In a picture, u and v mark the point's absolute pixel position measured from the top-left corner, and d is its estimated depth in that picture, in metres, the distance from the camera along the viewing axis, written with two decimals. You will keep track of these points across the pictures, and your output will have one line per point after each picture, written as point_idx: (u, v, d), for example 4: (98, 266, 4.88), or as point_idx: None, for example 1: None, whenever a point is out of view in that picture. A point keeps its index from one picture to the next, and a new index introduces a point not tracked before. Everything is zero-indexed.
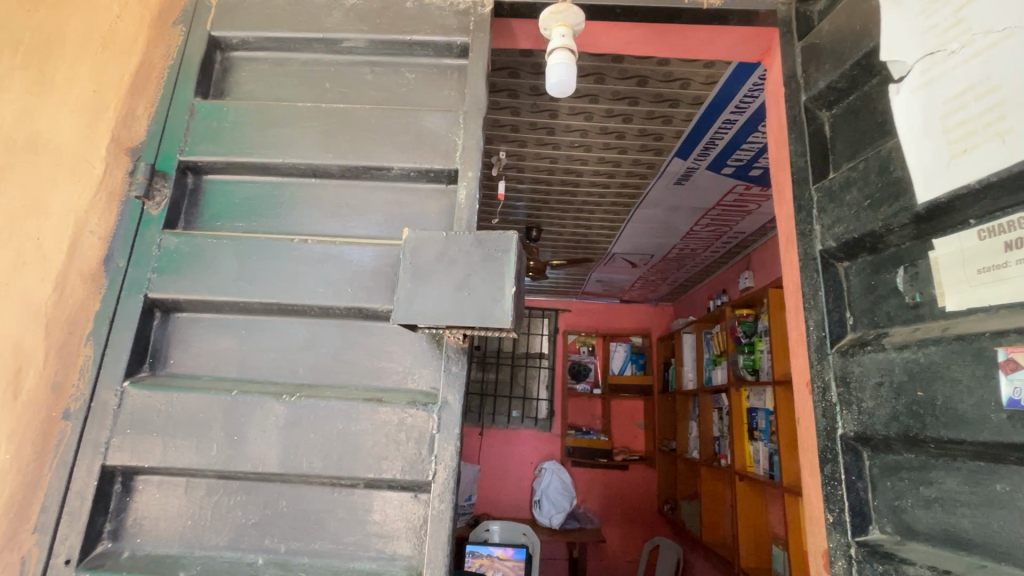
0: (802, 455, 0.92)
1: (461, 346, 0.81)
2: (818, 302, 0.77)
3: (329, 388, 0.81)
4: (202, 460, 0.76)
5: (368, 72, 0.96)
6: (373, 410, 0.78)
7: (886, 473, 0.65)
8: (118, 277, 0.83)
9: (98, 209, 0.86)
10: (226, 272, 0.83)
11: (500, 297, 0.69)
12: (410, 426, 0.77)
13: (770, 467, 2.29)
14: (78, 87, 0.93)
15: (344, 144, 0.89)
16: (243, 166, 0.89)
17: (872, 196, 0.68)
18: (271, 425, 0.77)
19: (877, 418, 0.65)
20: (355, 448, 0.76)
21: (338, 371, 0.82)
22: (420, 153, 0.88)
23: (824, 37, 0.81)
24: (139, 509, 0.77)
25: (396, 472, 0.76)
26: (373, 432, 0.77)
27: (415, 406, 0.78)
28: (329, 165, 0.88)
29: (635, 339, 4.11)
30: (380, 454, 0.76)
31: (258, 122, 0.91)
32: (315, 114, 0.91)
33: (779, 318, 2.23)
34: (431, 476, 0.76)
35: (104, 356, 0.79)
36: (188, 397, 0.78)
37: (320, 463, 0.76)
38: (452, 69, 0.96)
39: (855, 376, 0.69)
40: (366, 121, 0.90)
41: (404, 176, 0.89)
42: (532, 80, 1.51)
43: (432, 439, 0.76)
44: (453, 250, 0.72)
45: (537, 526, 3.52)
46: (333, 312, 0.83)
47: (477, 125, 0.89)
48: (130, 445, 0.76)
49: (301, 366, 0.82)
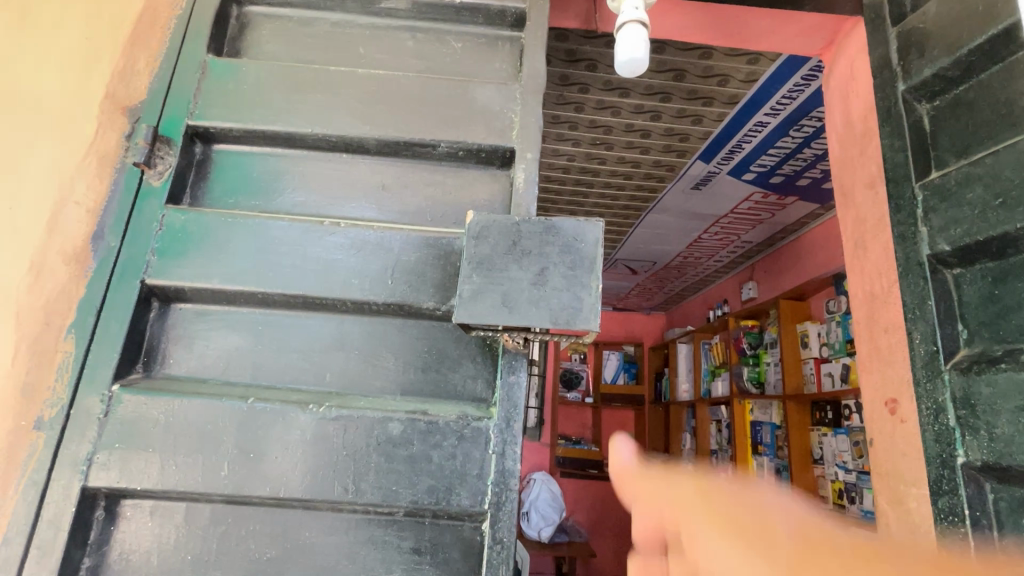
0: (877, 480, 0.84)
1: (518, 350, 0.68)
2: (925, 312, 0.68)
3: (361, 397, 0.68)
4: (209, 483, 0.62)
5: (408, 38, 0.85)
6: (417, 425, 0.65)
7: (1019, 509, 0.56)
8: (108, 258, 0.69)
9: (84, 176, 0.72)
10: (241, 256, 0.70)
11: (584, 295, 0.59)
12: (460, 444, 0.65)
13: (777, 483, 2.23)
14: (65, 34, 0.78)
15: (383, 115, 0.77)
16: (263, 136, 0.76)
17: (1006, 194, 0.60)
18: (294, 441, 0.64)
19: (1017, 447, 0.56)
20: (395, 470, 0.64)
21: (373, 378, 0.69)
22: (471, 129, 0.77)
23: (930, 21, 0.73)
24: (126, 541, 0.63)
25: (443, 499, 0.63)
26: (416, 452, 0.64)
27: (466, 420, 0.65)
28: (365, 138, 0.76)
29: (627, 348, 4.00)
30: (425, 477, 0.64)
31: (282, 83, 0.78)
32: (348, 79, 0.78)
33: (790, 331, 2.18)
34: (486, 504, 0.64)
35: (89, 353, 0.65)
36: (192, 405, 0.64)
37: (353, 488, 0.63)
38: (503, 40, 0.86)
39: (983, 398, 0.60)
40: (408, 90, 0.78)
41: (451, 156, 0.78)
42: (563, 68, 1.41)
43: (487, 460, 0.64)
44: (526, 237, 0.61)
45: (526, 539, 3.39)
46: (368, 308, 0.70)
47: (536, 102, 0.78)
48: (118, 463, 0.62)
49: (329, 371, 0.69)
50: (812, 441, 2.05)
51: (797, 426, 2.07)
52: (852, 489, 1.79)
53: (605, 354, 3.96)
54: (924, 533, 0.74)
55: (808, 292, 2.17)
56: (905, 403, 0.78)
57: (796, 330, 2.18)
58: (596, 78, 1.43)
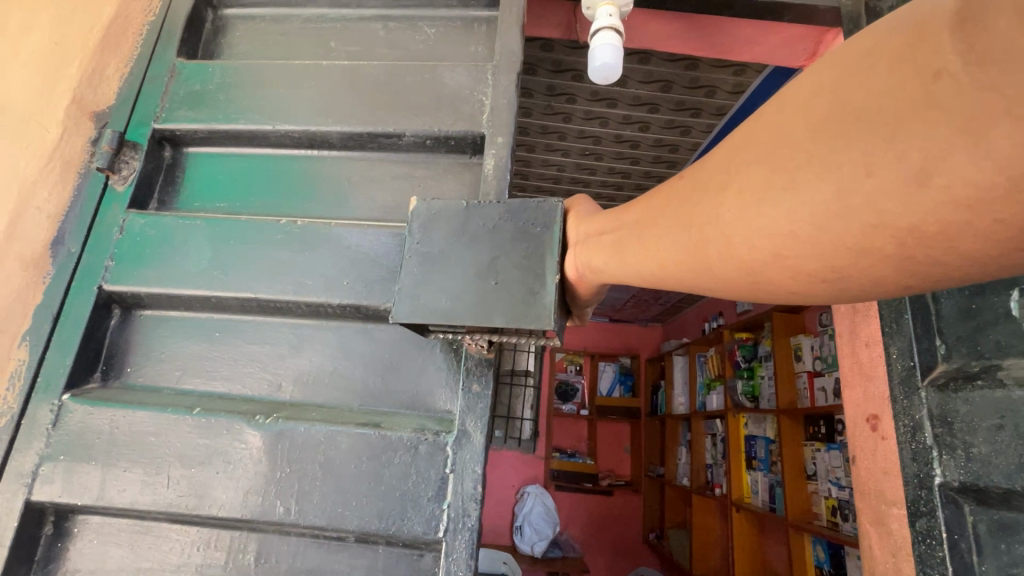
0: (860, 500, 0.82)
1: (483, 356, 0.66)
2: (903, 325, 0.67)
3: (318, 408, 0.66)
4: (152, 500, 0.60)
5: (379, 28, 0.83)
6: (368, 439, 0.62)
7: (996, 533, 0.53)
8: (67, 264, 0.68)
9: (48, 181, 0.71)
10: (198, 258, 0.69)
11: (540, 288, 0.56)
12: (417, 462, 0.61)
13: (771, 499, 2.18)
14: (39, 40, 0.78)
15: (348, 107, 0.75)
16: (228, 136, 0.75)
17: None
18: (241, 457, 0.61)
19: (993, 467, 0.54)
20: (343, 489, 0.60)
21: (331, 387, 0.67)
22: (436, 115, 0.73)
23: None
24: (75, 556, 0.61)
25: (396, 524, 0.60)
26: (366, 470, 0.61)
27: (423, 434, 0.62)
28: (328, 131, 0.74)
29: (623, 360, 3.98)
30: (377, 499, 0.60)
31: (247, 83, 0.76)
32: (315, 71, 0.77)
33: (784, 345, 2.16)
34: (443, 532, 0.59)
35: (42, 361, 0.63)
36: (137, 417, 0.62)
37: (300, 509, 0.60)
38: (479, 22, 0.82)
39: (960, 416, 0.58)
40: (374, 79, 0.76)
41: (417, 145, 0.75)
42: (549, 78, 1.41)
43: (445, 480, 0.61)
44: (474, 226, 0.59)
45: (518, 553, 3.34)
46: (326, 312, 0.68)
47: (507, 79, 0.73)
48: (62, 476, 0.60)
49: (287, 380, 0.67)
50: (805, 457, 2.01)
51: (791, 440, 2.04)
52: (846, 507, 1.75)
53: (602, 365, 3.93)
54: (905, 556, 0.71)
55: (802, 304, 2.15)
56: (885, 420, 0.76)
57: (789, 344, 2.16)
58: (583, 88, 1.43)
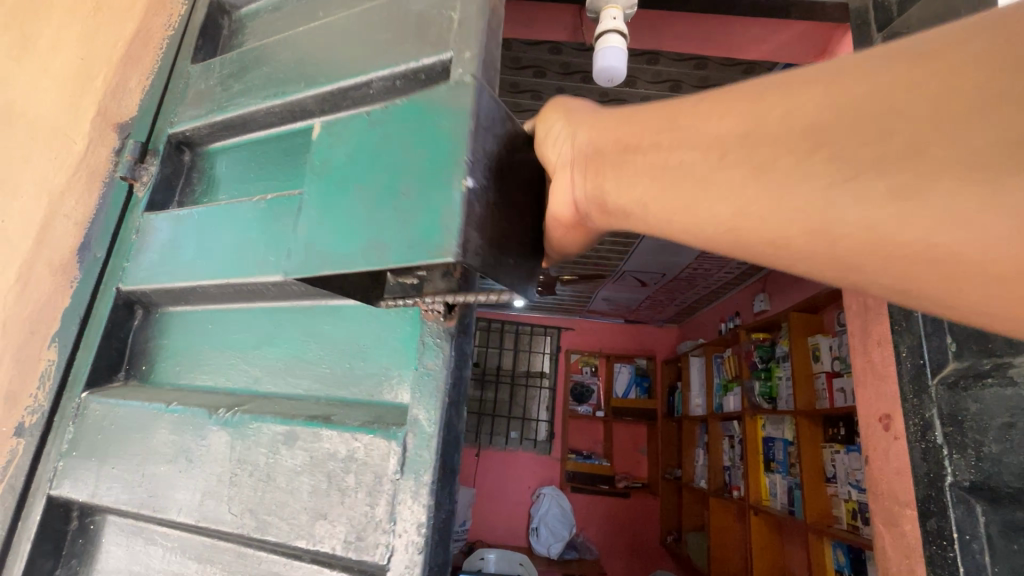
0: (874, 501, 0.81)
1: (444, 327, 0.48)
2: (913, 324, 0.66)
3: (279, 399, 0.57)
4: (131, 498, 0.58)
5: None
6: (313, 435, 0.50)
7: (1008, 536, 0.52)
8: (94, 268, 0.71)
9: (76, 190, 0.75)
10: (184, 249, 0.66)
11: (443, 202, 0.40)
12: (359, 465, 0.47)
13: (789, 503, 2.15)
14: (66, 54, 0.82)
15: (317, 66, 0.62)
16: (222, 127, 0.73)
17: None
18: (200, 454, 0.56)
19: (1005, 467, 0.53)
20: (283, 496, 0.50)
21: (294, 375, 0.58)
22: (402, 46, 0.56)
23: (914, 25, 0.71)
24: (96, 552, 0.64)
25: (334, 544, 0.46)
26: (306, 473, 0.49)
27: (366, 429, 0.47)
28: (304, 98, 0.63)
29: (640, 361, 3.96)
30: (315, 510, 0.48)
31: (236, 72, 0.72)
32: (291, 41, 0.68)
33: (801, 345, 2.13)
34: (382, 560, 0.44)
35: (71, 360, 0.67)
36: (126, 410, 0.62)
37: (243, 515, 0.52)
38: None
39: (970, 414, 0.57)
40: (342, 29, 0.63)
41: (388, 91, 0.57)
42: (558, 80, 1.43)
43: (391, 490, 0.45)
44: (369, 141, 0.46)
45: (535, 555, 3.35)
46: (291, 289, 0.59)
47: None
48: (74, 471, 0.62)
49: (257, 369, 0.61)
50: (824, 460, 1.98)
51: (810, 443, 2.00)
52: (865, 510, 1.72)
53: (617, 366, 3.92)
54: (919, 558, 0.70)
55: (819, 304, 2.12)
56: (898, 420, 0.75)
57: (807, 344, 2.13)
58: (592, 89, 1.44)
